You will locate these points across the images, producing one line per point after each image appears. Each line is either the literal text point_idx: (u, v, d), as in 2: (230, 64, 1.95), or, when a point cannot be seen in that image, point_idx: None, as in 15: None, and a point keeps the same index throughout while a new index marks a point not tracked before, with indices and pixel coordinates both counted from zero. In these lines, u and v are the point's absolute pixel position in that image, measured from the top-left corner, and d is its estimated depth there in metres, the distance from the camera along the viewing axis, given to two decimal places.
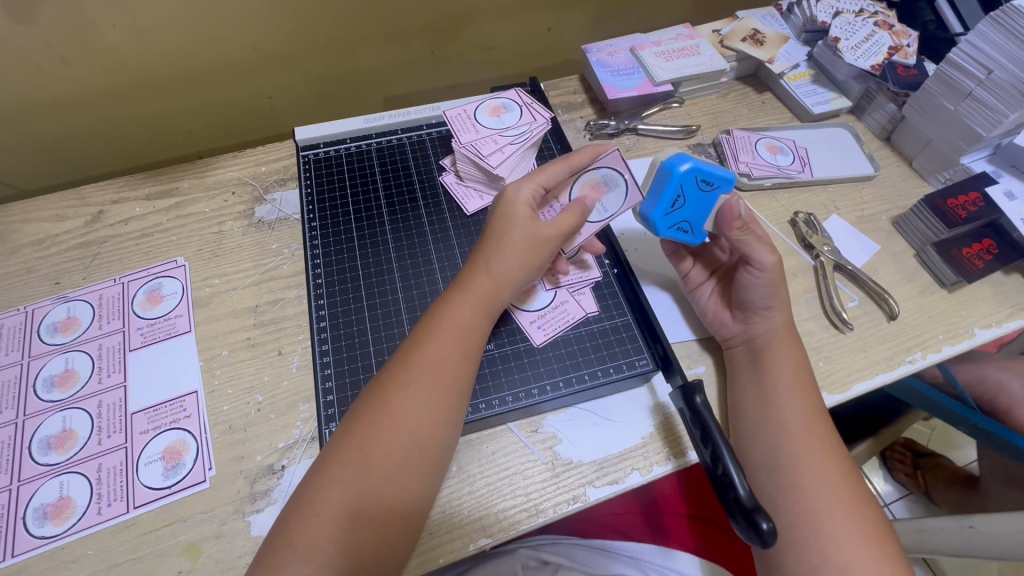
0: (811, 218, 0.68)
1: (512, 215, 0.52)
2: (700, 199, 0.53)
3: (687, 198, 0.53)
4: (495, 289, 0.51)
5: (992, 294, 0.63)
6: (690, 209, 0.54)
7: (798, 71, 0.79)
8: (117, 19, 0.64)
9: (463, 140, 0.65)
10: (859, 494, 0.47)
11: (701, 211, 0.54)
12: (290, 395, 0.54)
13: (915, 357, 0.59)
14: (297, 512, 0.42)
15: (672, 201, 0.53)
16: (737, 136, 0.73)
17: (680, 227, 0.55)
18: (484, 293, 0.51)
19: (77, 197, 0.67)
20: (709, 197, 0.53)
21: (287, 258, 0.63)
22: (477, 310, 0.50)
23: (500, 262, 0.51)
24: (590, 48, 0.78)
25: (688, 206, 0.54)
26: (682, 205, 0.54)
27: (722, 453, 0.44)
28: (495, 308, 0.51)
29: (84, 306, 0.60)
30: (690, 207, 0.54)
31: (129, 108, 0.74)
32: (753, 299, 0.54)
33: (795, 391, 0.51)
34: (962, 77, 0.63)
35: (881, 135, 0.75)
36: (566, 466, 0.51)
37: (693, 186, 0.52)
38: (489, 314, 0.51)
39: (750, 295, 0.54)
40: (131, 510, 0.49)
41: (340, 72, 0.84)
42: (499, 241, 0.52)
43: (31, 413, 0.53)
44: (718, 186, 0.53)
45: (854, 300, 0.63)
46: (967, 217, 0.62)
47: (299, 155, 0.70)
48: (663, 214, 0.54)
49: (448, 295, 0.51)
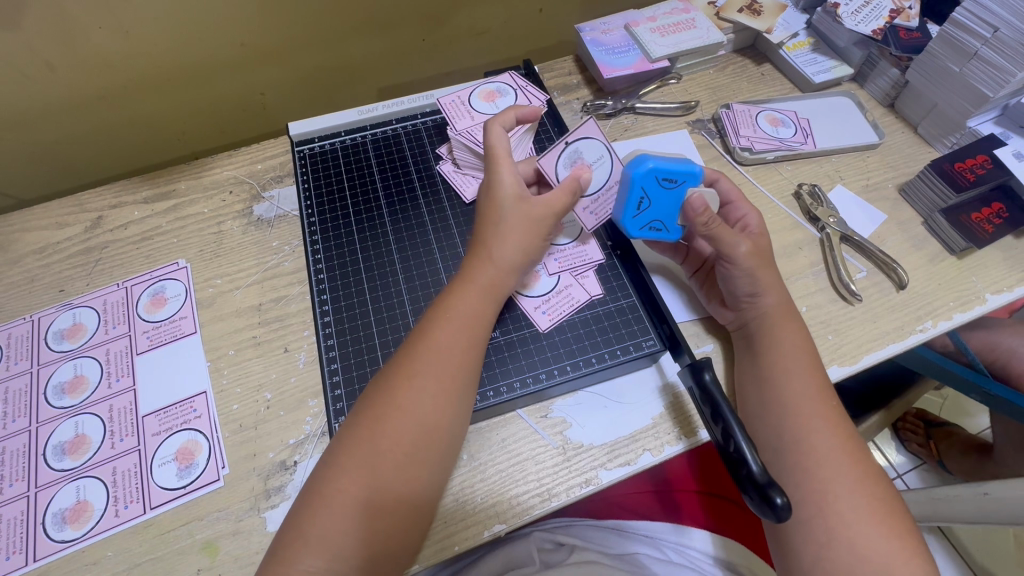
0: (816, 189, 0.67)
1: (502, 199, 0.52)
2: (666, 197, 0.54)
3: (652, 198, 0.54)
4: (500, 276, 0.51)
5: (1002, 259, 0.62)
6: (658, 209, 0.55)
7: (797, 40, 0.77)
8: (102, 21, 0.63)
9: (459, 127, 0.65)
10: (871, 467, 0.47)
11: (670, 209, 0.55)
12: (298, 392, 0.55)
13: (926, 325, 0.58)
14: (311, 503, 0.42)
15: (637, 203, 0.54)
16: (737, 109, 0.72)
17: (653, 226, 0.56)
18: (488, 281, 0.51)
19: (76, 204, 0.66)
20: (675, 194, 0.54)
21: (288, 254, 0.63)
22: (484, 299, 0.50)
23: (500, 248, 0.51)
24: (583, 27, 0.77)
25: (654, 207, 0.55)
26: (648, 206, 0.55)
27: (733, 430, 0.44)
28: (483, 285, 0.51)
29: (89, 312, 0.60)
30: (657, 207, 0.55)
31: (121, 112, 0.74)
32: (736, 289, 0.54)
33: (803, 365, 0.51)
34: (967, 37, 0.61)
35: (885, 102, 0.74)
36: (577, 450, 0.51)
37: (656, 186, 0.53)
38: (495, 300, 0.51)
39: (732, 286, 0.54)
40: (148, 511, 0.49)
41: (330, 65, 0.83)
42: (497, 228, 0.52)
43: (43, 420, 0.53)
44: (681, 181, 0.53)
45: (862, 271, 0.62)
46: (975, 179, 0.61)
47: (295, 151, 0.69)
48: (631, 216, 0.55)
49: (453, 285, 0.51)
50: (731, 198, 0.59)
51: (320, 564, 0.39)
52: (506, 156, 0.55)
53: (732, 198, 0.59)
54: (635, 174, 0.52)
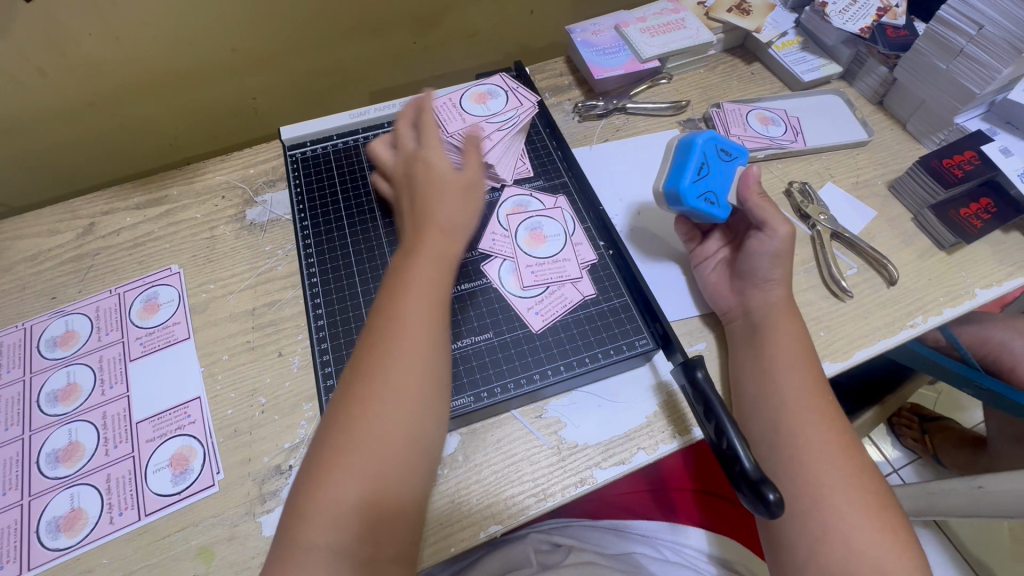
0: (806, 187, 0.67)
1: (434, 169, 0.55)
2: (722, 170, 0.58)
3: (710, 167, 0.57)
4: (446, 241, 0.52)
5: (991, 253, 0.63)
6: (713, 180, 0.57)
7: (786, 39, 0.78)
8: (92, 27, 0.62)
9: (450, 129, 0.63)
10: (863, 461, 0.47)
11: (722, 184, 0.58)
12: (293, 396, 0.55)
13: (917, 321, 0.59)
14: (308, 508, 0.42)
15: (698, 167, 0.56)
16: (727, 109, 0.72)
17: (707, 198, 0.57)
18: (435, 246, 0.51)
19: (67, 210, 0.66)
20: (729, 170, 0.58)
21: (281, 258, 0.63)
22: (435, 264, 0.50)
23: (449, 215, 0.53)
24: (574, 28, 0.77)
25: (710, 177, 0.57)
26: (706, 174, 0.57)
27: (725, 427, 0.44)
28: (433, 251, 0.50)
29: (82, 319, 0.60)
30: (712, 178, 0.57)
31: (112, 118, 0.73)
32: (758, 269, 0.55)
33: (796, 361, 0.51)
34: (953, 35, 0.62)
35: (874, 99, 0.74)
36: (571, 449, 0.52)
37: (715, 156, 0.58)
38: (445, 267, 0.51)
39: (756, 264, 0.55)
40: (143, 517, 0.49)
41: (322, 68, 0.83)
42: (432, 192, 0.53)
43: (36, 428, 0.53)
44: (733, 157, 0.59)
45: (853, 268, 0.62)
46: (963, 175, 0.62)
47: (287, 155, 0.69)
48: (690, 181, 0.56)
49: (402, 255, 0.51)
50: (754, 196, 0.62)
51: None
52: (435, 141, 0.57)
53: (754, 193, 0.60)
54: (699, 140, 0.57)
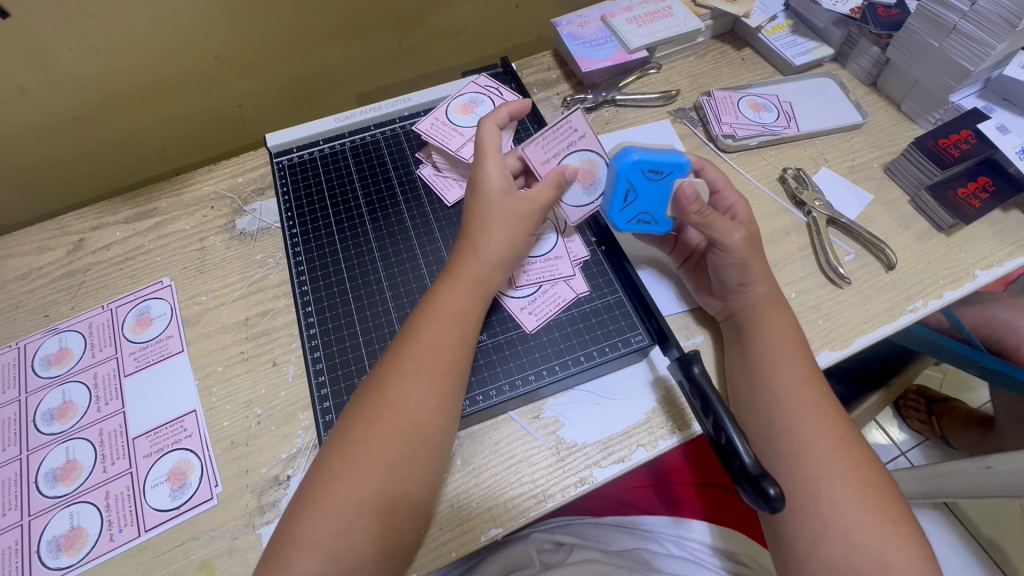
0: (801, 172, 0.66)
1: (487, 197, 0.52)
2: (653, 189, 0.54)
3: (638, 189, 0.54)
4: (488, 272, 0.51)
5: (991, 234, 0.62)
6: (645, 201, 0.54)
7: (776, 23, 0.76)
8: (72, 41, 0.62)
9: (423, 128, 0.65)
10: (864, 451, 0.47)
11: (657, 201, 0.54)
12: (288, 406, 0.54)
13: (916, 305, 0.58)
14: (304, 506, 0.42)
15: (624, 195, 0.54)
16: (718, 96, 0.71)
17: (641, 219, 0.56)
18: (478, 278, 0.51)
19: (57, 227, 0.66)
20: (663, 185, 0.54)
21: (272, 267, 0.63)
22: (478, 297, 0.50)
23: (496, 250, 0.51)
24: (559, 21, 0.76)
25: (642, 199, 0.54)
26: (634, 199, 0.54)
27: (724, 422, 0.43)
28: (475, 287, 0.50)
29: (75, 336, 0.59)
30: (644, 200, 0.54)
31: (96, 132, 0.73)
32: (727, 278, 0.53)
33: (792, 351, 0.50)
34: (945, 12, 0.60)
35: (867, 81, 0.73)
36: (571, 449, 0.51)
37: (642, 178, 0.53)
38: (484, 297, 0.51)
39: (723, 276, 0.53)
40: (142, 533, 0.49)
41: (306, 73, 0.82)
42: (482, 225, 0.52)
43: (33, 447, 0.53)
44: (668, 172, 0.53)
45: (850, 254, 0.61)
46: (960, 155, 0.61)
47: (273, 162, 0.69)
48: (618, 210, 0.55)
49: (441, 283, 0.51)
50: (718, 187, 0.58)
51: (316, 566, 0.39)
52: (493, 155, 0.53)
53: (719, 186, 0.58)
54: (621, 165, 0.52)
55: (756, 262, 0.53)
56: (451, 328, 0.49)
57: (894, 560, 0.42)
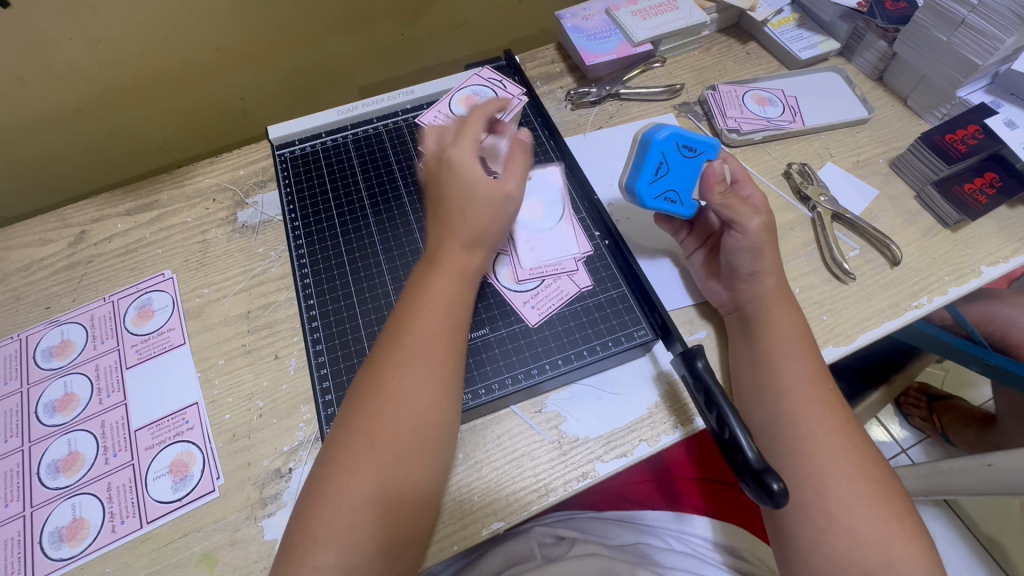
0: (806, 168, 0.66)
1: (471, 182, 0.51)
2: (684, 166, 0.54)
3: (671, 164, 0.54)
4: None
5: (997, 230, 0.61)
6: (675, 177, 0.54)
7: (781, 17, 0.76)
8: (72, 32, 0.61)
9: (426, 121, 0.65)
10: (869, 449, 0.46)
11: (687, 179, 0.54)
12: (291, 398, 0.54)
13: (922, 301, 0.58)
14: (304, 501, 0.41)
15: (656, 167, 0.54)
16: (723, 90, 0.70)
17: (667, 197, 0.54)
18: None
19: (58, 219, 0.66)
20: (694, 164, 0.54)
21: (274, 260, 0.62)
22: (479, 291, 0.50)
23: None
24: (563, 13, 0.75)
25: (673, 173, 0.54)
26: (666, 173, 0.54)
27: (727, 417, 0.43)
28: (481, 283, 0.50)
29: (77, 328, 0.59)
30: (674, 175, 0.54)
31: (97, 124, 0.72)
32: (732, 268, 0.53)
33: (796, 348, 0.50)
34: (954, 5, 0.60)
35: (872, 75, 0.73)
36: (573, 443, 0.51)
37: (676, 152, 0.53)
38: None
39: (735, 262, 0.53)
40: (144, 525, 0.49)
41: (309, 64, 0.81)
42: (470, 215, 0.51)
43: (36, 439, 0.53)
44: (701, 151, 0.54)
45: (855, 249, 0.61)
46: (967, 151, 0.60)
47: (275, 155, 0.68)
48: (647, 182, 0.54)
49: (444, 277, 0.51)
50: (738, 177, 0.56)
51: (322, 559, 0.39)
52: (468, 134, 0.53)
53: (739, 177, 0.56)
54: (655, 137, 0.53)
55: (769, 253, 0.53)
56: (453, 324, 0.48)
57: (898, 558, 0.42)
